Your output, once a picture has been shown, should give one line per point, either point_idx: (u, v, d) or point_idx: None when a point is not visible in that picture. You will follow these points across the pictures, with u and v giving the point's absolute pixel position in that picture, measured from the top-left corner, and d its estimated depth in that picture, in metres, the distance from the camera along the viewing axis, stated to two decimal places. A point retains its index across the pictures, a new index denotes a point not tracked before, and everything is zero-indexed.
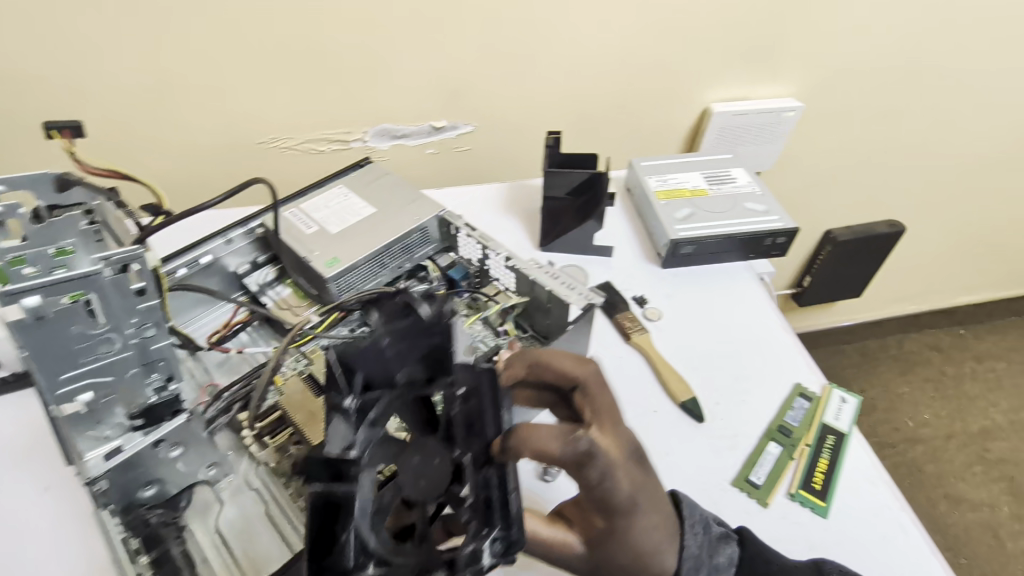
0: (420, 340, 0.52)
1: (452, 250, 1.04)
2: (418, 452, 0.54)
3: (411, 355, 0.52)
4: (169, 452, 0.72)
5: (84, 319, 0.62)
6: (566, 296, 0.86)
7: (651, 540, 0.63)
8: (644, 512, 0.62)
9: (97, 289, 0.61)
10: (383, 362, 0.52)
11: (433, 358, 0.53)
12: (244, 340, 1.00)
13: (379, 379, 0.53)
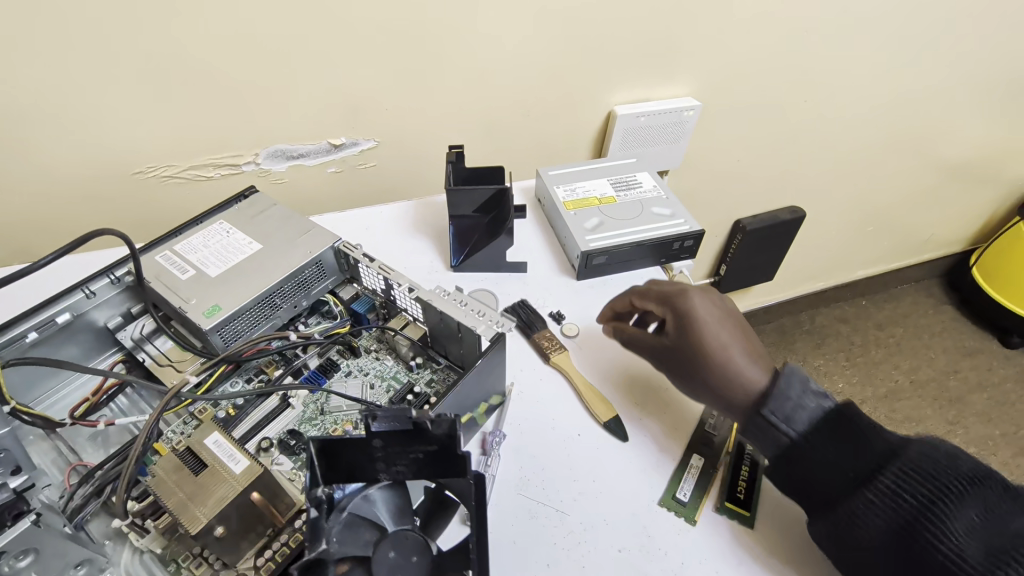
0: (406, 448, 0.63)
1: (355, 281, 0.96)
2: (396, 547, 0.62)
3: (396, 458, 0.64)
4: (16, 565, 0.60)
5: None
6: (474, 324, 0.80)
7: (732, 356, 0.79)
8: (718, 320, 0.83)
9: None
10: (369, 459, 0.63)
11: (416, 463, 0.65)
12: (121, 403, 0.88)
13: (359, 470, 0.64)
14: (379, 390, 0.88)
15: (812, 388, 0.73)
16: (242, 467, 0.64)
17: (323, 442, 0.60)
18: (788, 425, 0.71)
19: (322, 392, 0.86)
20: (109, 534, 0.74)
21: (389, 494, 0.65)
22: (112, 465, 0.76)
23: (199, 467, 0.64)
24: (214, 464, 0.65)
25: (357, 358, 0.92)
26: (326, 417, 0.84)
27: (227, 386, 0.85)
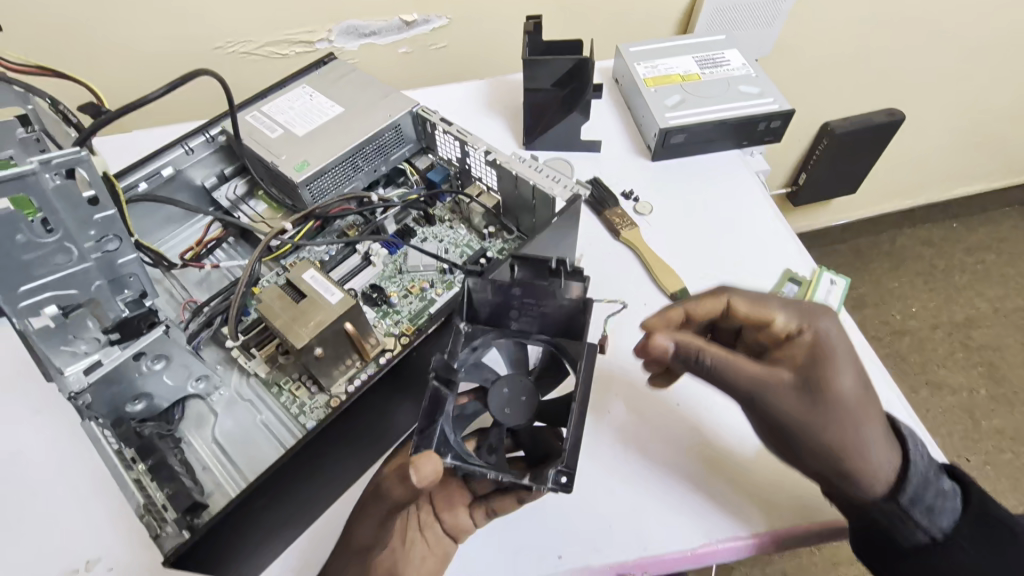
0: (544, 301, 0.69)
1: (430, 151, 0.98)
2: (509, 386, 0.70)
3: (528, 311, 0.70)
4: (151, 367, 0.71)
5: (31, 226, 0.57)
6: (550, 188, 0.81)
7: (870, 457, 0.64)
8: (849, 361, 0.65)
9: (35, 192, 0.56)
10: (506, 308, 0.70)
11: (545, 319, 0.71)
12: (219, 256, 0.96)
13: (495, 316, 0.71)
14: (453, 254, 0.92)
15: (935, 463, 0.69)
16: (337, 300, 0.71)
17: (477, 284, 0.68)
18: (930, 519, 0.65)
19: (401, 253, 0.91)
20: (218, 359, 0.84)
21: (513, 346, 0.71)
22: (212, 304, 0.85)
23: (299, 297, 0.72)
24: (313, 295, 0.72)
25: (432, 226, 0.94)
26: (404, 275, 0.90)
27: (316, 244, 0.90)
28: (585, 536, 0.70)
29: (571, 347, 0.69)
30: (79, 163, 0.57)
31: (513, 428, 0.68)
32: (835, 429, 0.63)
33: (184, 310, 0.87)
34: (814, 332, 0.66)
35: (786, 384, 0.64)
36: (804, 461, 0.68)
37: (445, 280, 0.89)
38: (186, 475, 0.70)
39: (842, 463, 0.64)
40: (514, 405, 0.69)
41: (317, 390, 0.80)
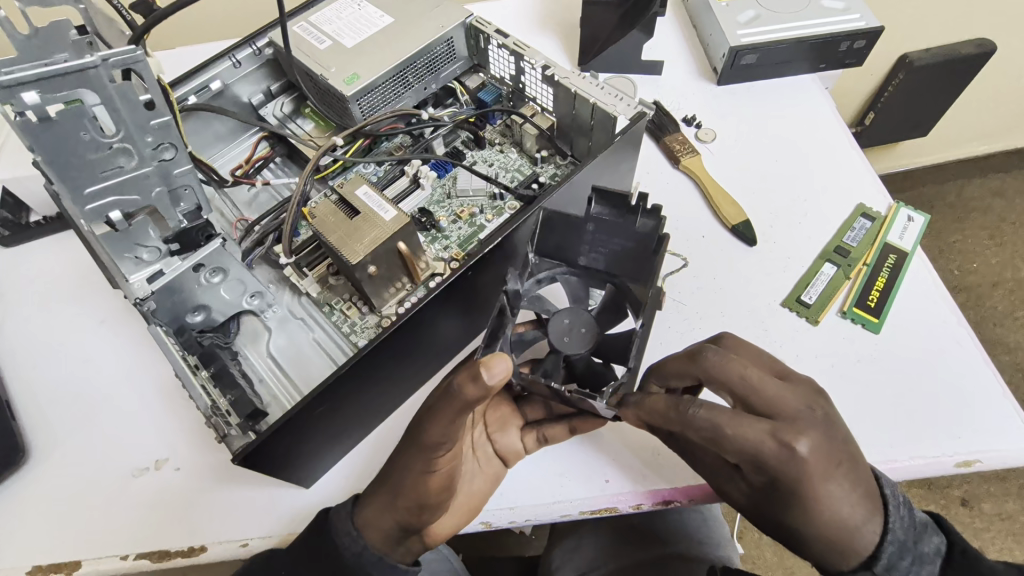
0: (617, 239, 0.67)
1: (481, 70, 0.93)
2: (570, 317, 0.67)
3: (598, 246, 0.68)
4: (209, 278, 0.72)
5: (95, 127, 0.56)
6: (612, 106, 0.76)
7: (851, 546, 0.57)
8: (825, 477, 0.56)
9: (98, 89, 0.54)
10: (578, 241, 0.68)
11: (613, 257, 0.69)
12: (268, 175, 0.95)
13: (565, 250, 0.70)
14: (505, 178, 0.88)
15: (921, 521, 0.61)
16: (392, 217, 0.70)
17: (552, 214, 0.65)
18: None
19: (450, 176, 0.88)
20: (271, 278, 0.85)
21: (576, 280, 0.72)
22: (262, 225, 0.85)
23: (353, 213, 0.71)
24: (367, 211, 0.70)
25: (481, 150, 0.91)
26: (453, 200, 0.87)
27: (367, 166, 0.88)
28: (632, 463, 0.70)
29: (640, 291, 0.67)
30: (136, 61, 0.55)
31: (570, 358, 0.66)
32: (808, 516, 0.57)
33: (235, 227, 0.87)
34: (764, 462, 0.56)
35: (764, 468, 0.57)
36: (759, 523, 0.64)
37: (495, 206, 0.86)
38: (247, 386, 0.71)
39: (803, 539, 0.59)
40: (574, 334, 0.66)
41: (368, 310, 0.80)
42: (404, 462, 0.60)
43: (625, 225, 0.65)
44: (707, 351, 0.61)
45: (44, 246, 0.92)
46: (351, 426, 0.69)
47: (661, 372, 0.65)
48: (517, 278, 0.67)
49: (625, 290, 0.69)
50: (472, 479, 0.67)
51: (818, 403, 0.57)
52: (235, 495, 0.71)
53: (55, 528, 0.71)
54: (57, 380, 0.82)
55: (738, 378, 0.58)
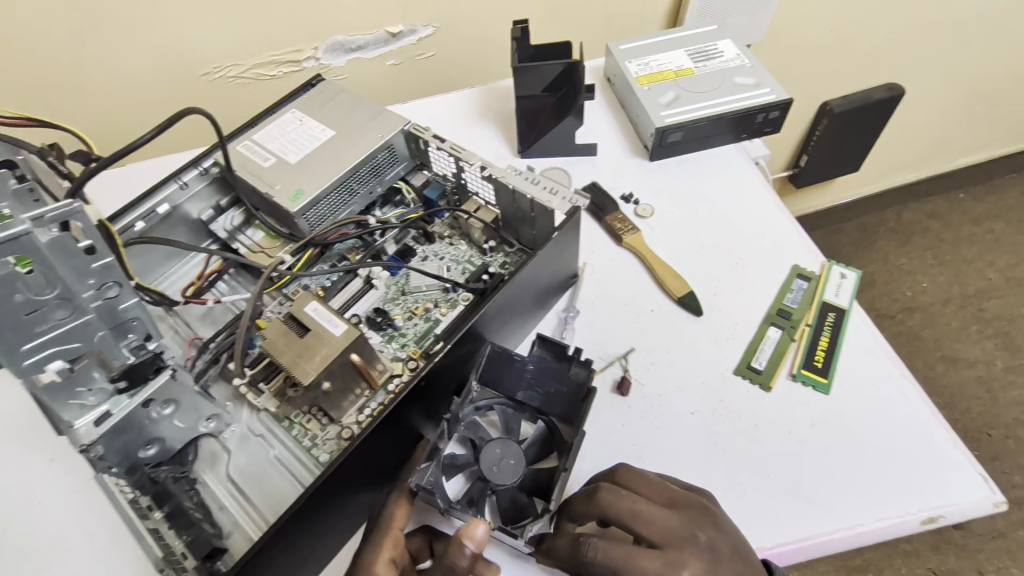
0: (552, 382, 0.73)
1: (425, 167, 0.96)
2: (502, 447, 0.70)
3: (535, 381, 0.72)
4: (160, 411, 0.71)
5: (31, 285, 0.56)
6: (548, 200, 0.80)
7: None
8: None
9: (34, 251, 0.55)
10: (518, 373, 0.72)
11: (547, 395, 0.72)
12: (221, 290, 0.95)
13: (503, 381, 0.73)
14: (456, 272, 0.90)
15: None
16: (342, 331, 0.70)
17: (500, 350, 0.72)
18: None
19: (403, 275, 0.90)
20: (228, 395, 0.84)
21: (512, 414, 0.73)
22: (216, 341, 0.85)
23: (304, 331, 0.71)
24: (317, 329, 0.71)
25: (431, 245, 0.93)
26: (408, 297, 0.88)
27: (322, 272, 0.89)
28: None
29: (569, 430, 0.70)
30: (74, 215, 0.58)
31: (496, 488, 0.69)
32: None
33: (189, 346, 0.86)
34: None
35: None
36: None
37: (449, 300, 0.88)
38: (204, 520, 0.69)
39: None
40: (503, 463, 0.68)
41: (329, 421, 0.80)
42: None
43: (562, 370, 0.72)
44: (599, 489, 0.64)
45: None
46: (312, 552, 0.67)
47: (570, 509, 0.66)
48: (460, 404, 0.69)
49: (556, 429, 0.72)
50: None
51: (703, 528, 0.62)
52: None
53: None
54: (0, 532, 0.77)
55: (632, 509, 0.63)
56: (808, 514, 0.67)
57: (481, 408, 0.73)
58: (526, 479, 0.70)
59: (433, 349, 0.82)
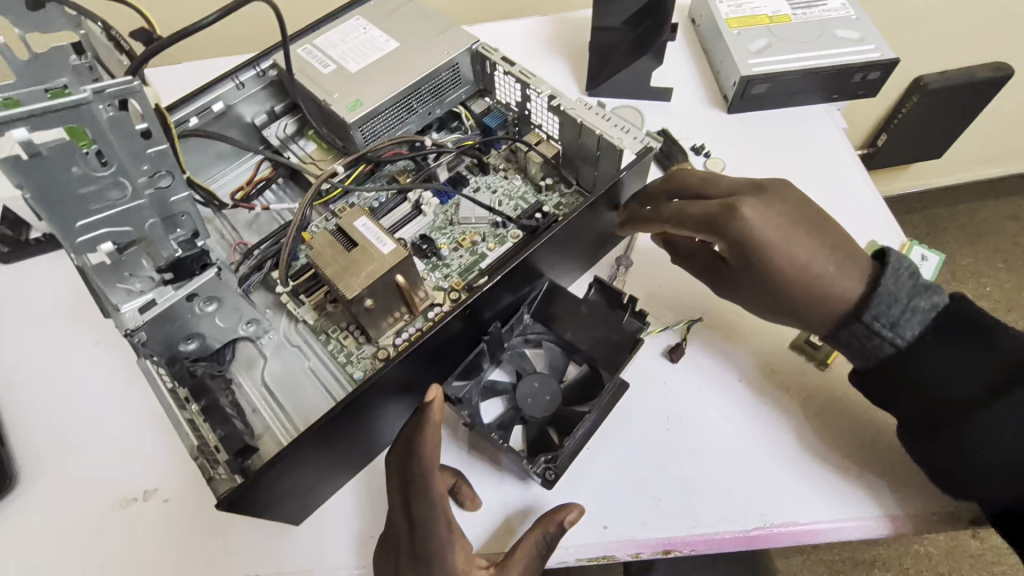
0: (603, 327, 0.72)
1: (487, 94, 0.92)
2: (538, 381, 0.71)
3: (585, 324, 0.72)
4: (204, 308, 0.71)
5: (87, 160, 0.55)
6: (619, 139, 0.75)
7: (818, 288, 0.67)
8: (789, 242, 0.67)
9: (91, 125, 0.53)
10: (571, 312, 0.73)
11: (594, 341, 0.71)
12: (269, 198, 0.93)
13: (554, 320, 0.73)
14: (507, 206, 0.87)
15: (926, 324, 0.64)
16: (390, 249, 0.68)
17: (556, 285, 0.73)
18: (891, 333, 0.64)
19: (452, 204, 0.86)
20: (268, 303, 0.84)
21: (559, 355, 0.73)
22: (259, 248, 0.84)
23: (351, 245, 0.69)
24: (365, 244, 0.69)
25: (485, 176, 0.89)
26: (455, 227, 0.85)
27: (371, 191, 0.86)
28: (631, 506, 0.65)
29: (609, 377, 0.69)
30: (131, 93, 0.55)
31: (526, 417, 0.69)
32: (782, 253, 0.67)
33: (233, 252, 0.85)
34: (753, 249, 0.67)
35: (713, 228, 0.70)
36: (811, 320, 0.68)
37: (497, 235, 0.84)
38: (237, 418, 0.69)
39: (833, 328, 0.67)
40: (535, 395, 0.70)
41: (365, 341, 0.79)
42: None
43: (614, 316, 0.71)
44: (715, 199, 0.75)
45: (44, 265, 0.93)
46: (340, 465, 0.67)
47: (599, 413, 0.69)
48: (507, 327, 0.71)
49: (596, 376, 0.70)
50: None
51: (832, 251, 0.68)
52: (224, 534, 0.69)
53: (43, 561, 0.70)
54: (48, 404, 0.80)
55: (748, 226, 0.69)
56: (846, 494, 0.66)
57: (531, 343, 0.74)
58: (558, 417, 0.69)
59: (477, 282, 0.80)
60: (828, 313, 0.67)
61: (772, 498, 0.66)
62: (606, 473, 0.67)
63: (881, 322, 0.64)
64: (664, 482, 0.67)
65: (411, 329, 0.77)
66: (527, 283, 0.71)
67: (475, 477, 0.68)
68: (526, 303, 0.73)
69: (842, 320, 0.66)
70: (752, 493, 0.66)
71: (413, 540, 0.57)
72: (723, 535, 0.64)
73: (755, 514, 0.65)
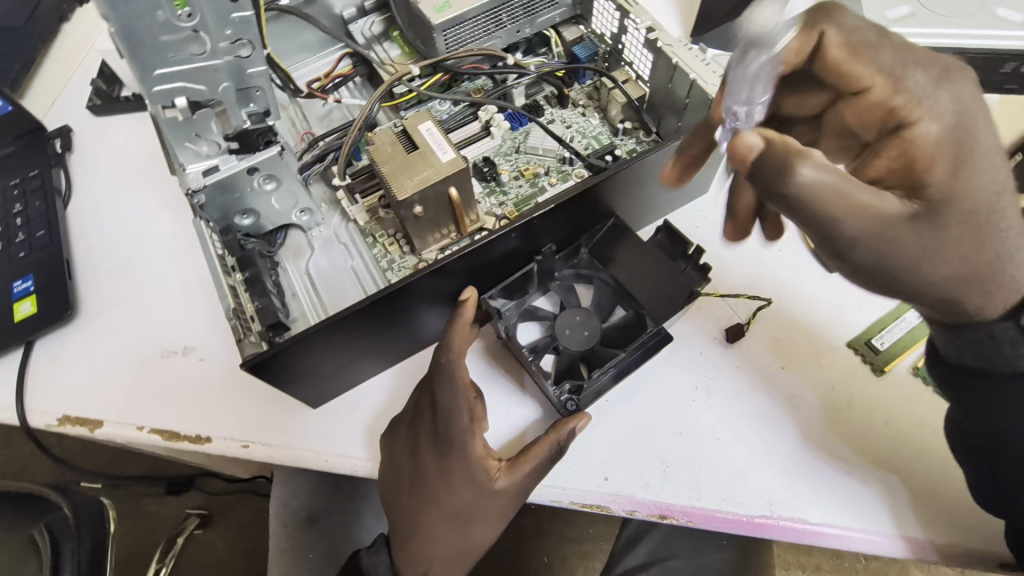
0: (661, 276, 0.68)
1: (582, 22, 0.86)
2: (581, 315, 0.69)
3: (641, 269, 0.68)
4: (263, 185, 0.72)
5: (173, 10, 0.57)
6: (713, 86, 0.69)
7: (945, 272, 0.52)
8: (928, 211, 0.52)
9: None
10: (630, 255, 0.69)
11: (648, 288, 0.67)
12: (343, 94, 0.92)
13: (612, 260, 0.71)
14: (578, 143, 0.82)
15: None
16: (448, 158, 0.66)
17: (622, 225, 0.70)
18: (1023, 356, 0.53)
19: (522, 132, 0.83)
20: (325, 198, 0.84)
21: (607, 295, 0.69)
22: (325, 141, 0.85)
23: (412, 147, 0.68)
24: (425, 148, 0.67)
25: (561, 109, 0.85)
26: (521, 155, 0.82)
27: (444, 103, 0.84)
28: (639, 465, 0.64)
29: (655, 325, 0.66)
30: None
31: (560, 348, 0.68)
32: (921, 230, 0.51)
33: (299, 140, 0.86)
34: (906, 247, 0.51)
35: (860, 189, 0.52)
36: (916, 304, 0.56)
37: (562, 171, 0.81)
38: (276, 296, 0.71)
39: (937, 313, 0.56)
40: (574, 327, 0.68)
41: (409, 251, 0.79)
42: (432, 475, 0.62)
43: (674, 266, 0.68)
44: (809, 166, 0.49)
45: (129, 124, 0.98)
46: (364, 360, 0.68)
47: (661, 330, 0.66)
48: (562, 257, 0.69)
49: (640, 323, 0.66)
50: (453, 484, 0.62)
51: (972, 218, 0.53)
52: (249, 402, 0.72)
53: (88, 388, 0.76)
54: (114, 251, 0.86)
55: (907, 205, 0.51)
56: (866, 507, 0.61)
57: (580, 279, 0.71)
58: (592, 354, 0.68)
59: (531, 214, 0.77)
60: (976, 300, 0.53)
61: (786, 491, 0.62)
62: (619, 423, 0.66)
63: (1018, 346, 0.53)
64: (676, 451, 0.64)
65: (454, 247, 0.76)
66: (585, 217, 0.69)
67: (496, 394, 0.69)
68: (585, 237, 0.70)
69: (993, 317, 0.54)
70: (765, 481, 0.63)
71: (436, 423, 0.61)
72: (725, 515, 0.62)
73: (764, 502, 0.62)
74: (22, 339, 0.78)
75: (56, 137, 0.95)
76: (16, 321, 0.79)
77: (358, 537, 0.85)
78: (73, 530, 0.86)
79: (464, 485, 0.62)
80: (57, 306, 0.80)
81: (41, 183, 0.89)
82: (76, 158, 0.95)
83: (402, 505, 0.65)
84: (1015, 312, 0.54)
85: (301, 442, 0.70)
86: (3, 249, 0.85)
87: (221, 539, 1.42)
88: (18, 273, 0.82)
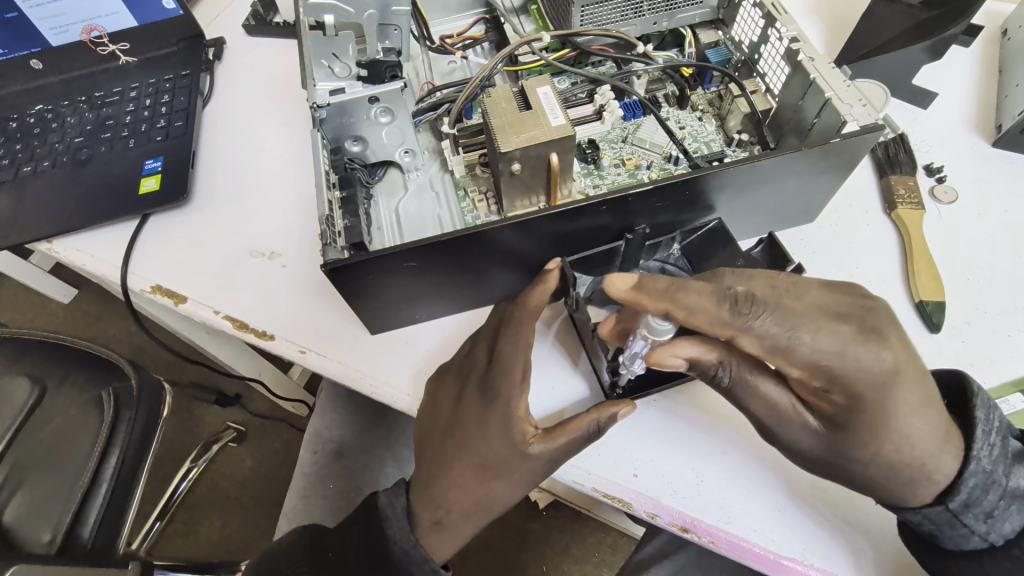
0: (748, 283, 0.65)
1: (722, 27, 0.85)
2: None
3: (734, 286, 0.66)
4: (379, 117, 0.76)
5: None
6: (846, 108, 0.65)
7: (912, 454, 0.52)
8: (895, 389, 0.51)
9: None
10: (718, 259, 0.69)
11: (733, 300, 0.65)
12: (471, 54, 0.94)
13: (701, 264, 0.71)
14: (688, 143, 0.80)
15: (1018, 482, 0.53)
16: (558, 124, 0.67)
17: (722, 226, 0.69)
18: (983, 520, 0.53)
19: (634, 123, 0.81)
20: (428, 146, 0.86)
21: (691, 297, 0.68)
22: (441, 92, 0.88)
23: (525, 107, 0.69)
24: (538, 110, 0.68)
25: (679, 109, 0.83)
26: (626, 145, 0.81)
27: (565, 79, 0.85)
28: (674, 470, 0.62)
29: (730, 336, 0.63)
30: None
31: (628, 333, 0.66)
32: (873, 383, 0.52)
33: (419, 87, 0.89)
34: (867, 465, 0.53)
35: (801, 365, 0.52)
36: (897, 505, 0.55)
37: (665, 168, 0.78)
38: (365, 221, 0.75)
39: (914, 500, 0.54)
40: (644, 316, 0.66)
41: (495, 210, 0.79)
42: (466, 421, 0.63)
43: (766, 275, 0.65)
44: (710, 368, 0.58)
45: (273, 46, 1.06)
46: (430, 298, 0.70)
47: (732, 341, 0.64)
48: (649, 247, 0.71)
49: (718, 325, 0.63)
50: (485, 435, 0.62)
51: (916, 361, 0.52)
52: (316, 313, 0.76)
53: (182, 266, 0.82)
54: (233, 153, 0.93)
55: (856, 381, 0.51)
56: None
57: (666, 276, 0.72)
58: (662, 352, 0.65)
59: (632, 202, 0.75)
60: (894, 486, 0.53)
61: (825, 541, 0.58)
62: (658, 425, 0.64)
63: (972, 513, 0.53)
64: (714, 468, 0.62)
65: (533, 211, 0.75)
66: (679, 212, 0.67)
67: (551, 360, 0.69)
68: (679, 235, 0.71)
69: (916, 509, 0.53)
70: (805, 526, 0.59)
71: (487, 370, 0.62)
72: (752, 547, 0.58)
73: (798, 546, 0.58)
74: (141, 211, 0.86)
75: (211, 46, 1.04)
76: (141, 194, 0.87)
77: (381, 477, 0.86)
78: (136, 396, 0.93)
79: (493, 440, 0.61)
80: (176, 189, 0.88)
81: (189, 82, 0.99)
82: (222, 67, 1.04)
83: (430, 440, 0.66)
84: (941, 496, 0.53)
85: (354, 361, 0.72)
86: (146, 131, 0.94)
87: (249, 456, 1.50)
88: (152, 154, 0.92)
